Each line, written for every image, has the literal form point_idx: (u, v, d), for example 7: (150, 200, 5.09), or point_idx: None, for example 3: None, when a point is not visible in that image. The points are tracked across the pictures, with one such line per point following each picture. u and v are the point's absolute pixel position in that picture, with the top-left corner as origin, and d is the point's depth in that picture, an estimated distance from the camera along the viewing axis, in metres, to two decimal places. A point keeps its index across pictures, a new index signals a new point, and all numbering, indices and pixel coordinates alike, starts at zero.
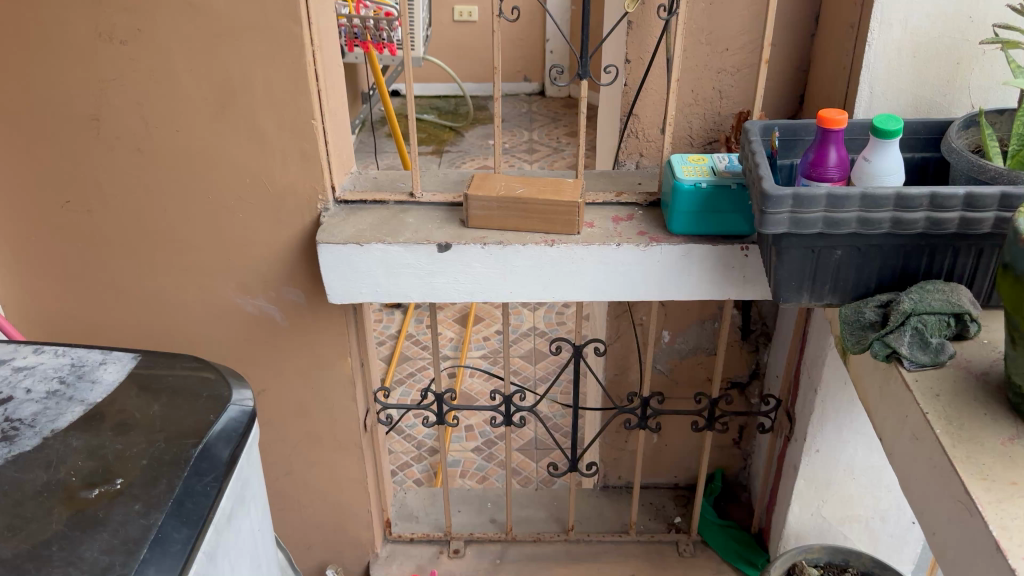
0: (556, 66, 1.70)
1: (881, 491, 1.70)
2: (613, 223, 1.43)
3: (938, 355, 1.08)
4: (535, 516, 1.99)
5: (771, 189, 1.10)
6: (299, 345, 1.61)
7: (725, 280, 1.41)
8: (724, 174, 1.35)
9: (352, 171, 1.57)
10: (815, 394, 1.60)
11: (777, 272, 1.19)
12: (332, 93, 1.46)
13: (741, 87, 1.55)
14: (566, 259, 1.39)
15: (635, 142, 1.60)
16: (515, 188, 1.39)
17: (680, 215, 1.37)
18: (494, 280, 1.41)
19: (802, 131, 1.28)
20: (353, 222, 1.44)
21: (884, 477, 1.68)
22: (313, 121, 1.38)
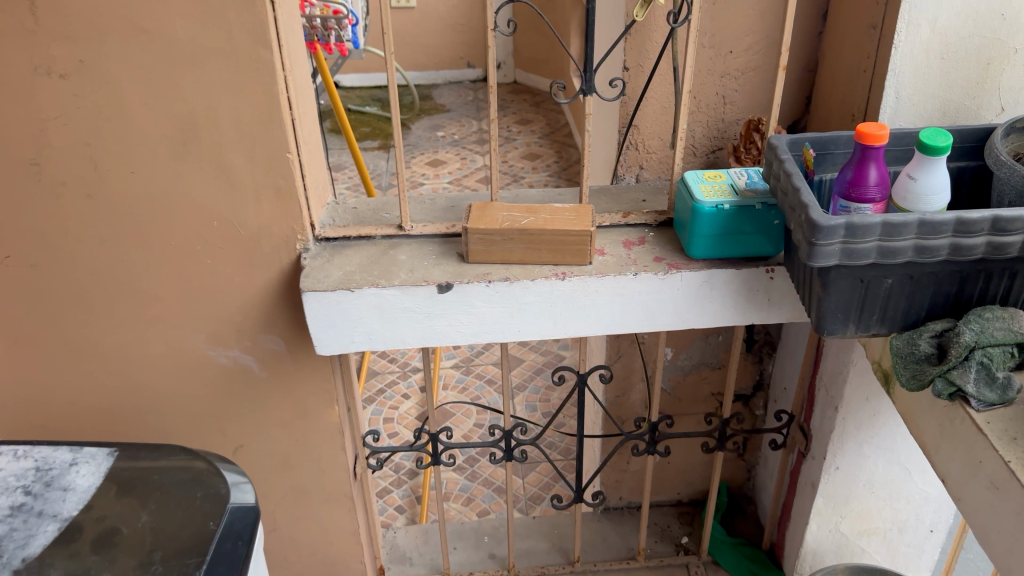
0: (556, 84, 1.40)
1: (900, 501, 1.63)
2: (625, 249, 1.32)
3: (1007, 391, 1.00)
4: (537, 547, 1.88)
5: (821, 218, 1.00)
6: (281, 396, 1.46)
7: (748, 304, 1.31)
8: (746, 192, 1.24)
9: (329, 202, 1.42)
10: (836, 412, 1.52)
11: (821, 305, 1.09)
12: (305, 119, 1.30)
13: (746, 91, 1.44)
14: (579, 293, 1.27)
15: (635, 154, 1.48)
16: (520, 217, 1.26)
17: (701, 239, 1.26)
18: (501, 320, 1.29)
19: (833, 143, 1.18)
20: (339, 263, 1.28)
21: (904, 489, 1.61)
22: (289, 154, 1.23)
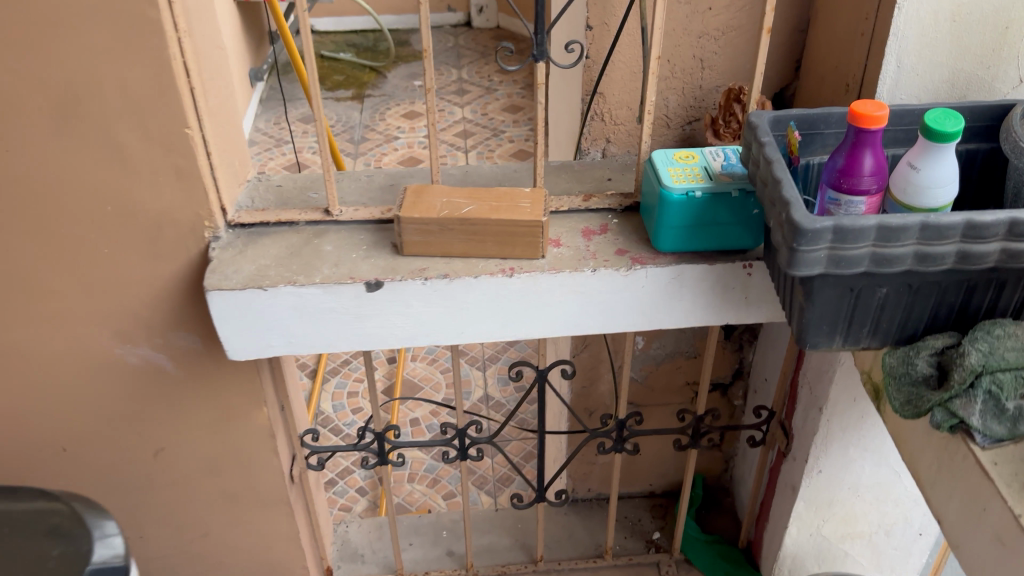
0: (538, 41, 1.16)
1: (886, 505, 1.49)
2: (584, 240, 1.15)
3: (1018, 425, 0.85)
4: (498, 544, 1.75)
5: (805, 220, 0.84)
6: (201, 397, 1.30)
7: (724, 303, 1.15)
8: (722, 177, 1.08)
9: (250, 180, 1.25)
10: (820, 413, 1.38)
11: (804, 316, 0.94)
12: (211, 85, 1.12)
13: (726, 54, 1.27)
14: (530, 291, 1.11)
15: (600, 126, 1.31)
16: (461, 204, 1.09)
17: (669, 231, 1.10)
18: (441, 322, 1.12)
19: (822, 121, 1.02)
20: (253, 254, 1.12)
21: (892, 491, 1.47)
22: (189, 129, 1.05)
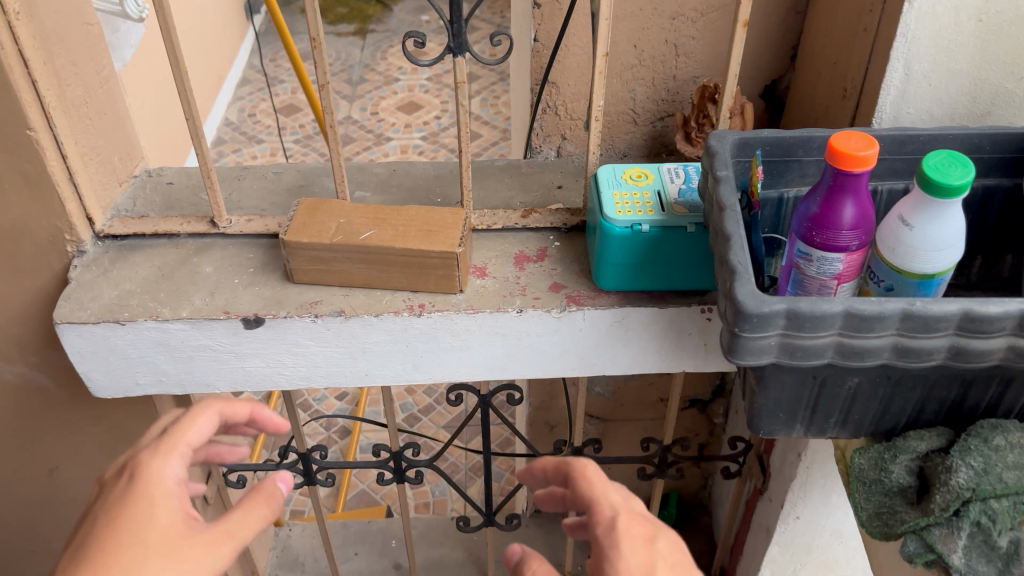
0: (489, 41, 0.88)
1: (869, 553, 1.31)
2: (515, 269, 0.96)
3: (1009, 567, 0.69)
4: (450, 558, 1.61)
5: (751, 303, 0.64)
6: (91, 417, 1.16)
7: (680, 351, 0.96)
8: (676, 207, 0.88)
9: (137, 177, 1.07)
10: (798, 458, 1.19)
11: (756, 403, 0.75)
12: (71, 72, 0.93)
13: (706, 39, 1.05)
14: (443, 332, 0.93)
15: (554, 120, 1.11)
16: (360, 228, 0.91)
17: (611, 268, 0.90)
18: (339, 362, 0.95)
19: (800, 146, 0.82)
20: (121, 275, 0.94)
21: None
22: (31, 131, 0.87)
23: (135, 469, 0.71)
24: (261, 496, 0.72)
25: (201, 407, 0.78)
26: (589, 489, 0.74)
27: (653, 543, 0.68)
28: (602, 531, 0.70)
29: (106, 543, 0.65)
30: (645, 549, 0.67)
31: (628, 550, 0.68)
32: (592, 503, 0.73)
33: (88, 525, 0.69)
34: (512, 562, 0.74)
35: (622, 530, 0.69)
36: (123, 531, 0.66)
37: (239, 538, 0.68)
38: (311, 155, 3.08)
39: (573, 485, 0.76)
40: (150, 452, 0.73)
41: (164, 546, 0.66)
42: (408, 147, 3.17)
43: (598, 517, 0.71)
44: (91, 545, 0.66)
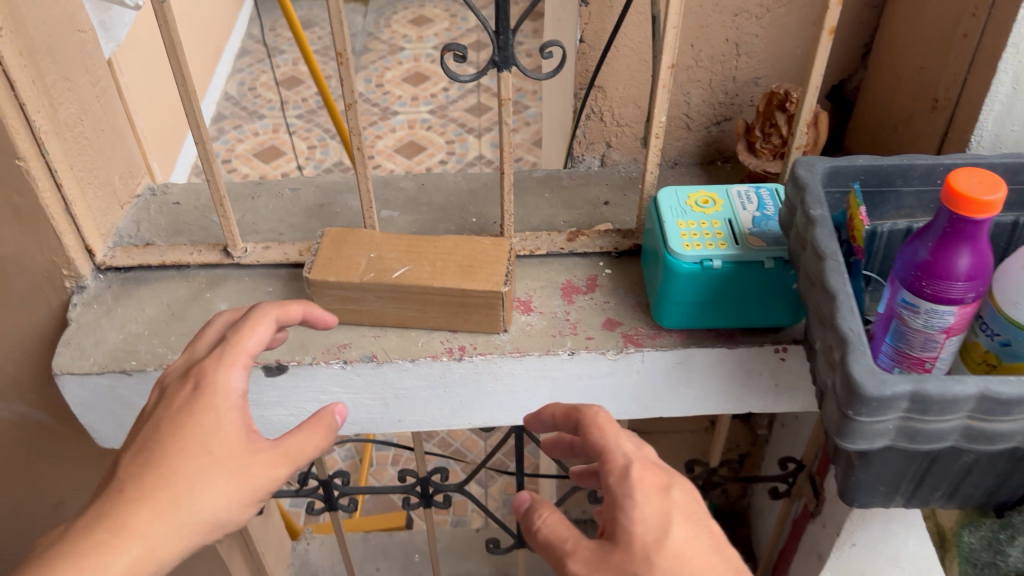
0: (542, 52, 0.77)
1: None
2: (563, 302, 0.87)
3: None
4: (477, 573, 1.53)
5: (872, 385, 0.55)
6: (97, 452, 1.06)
7: (748, 393, 0.86)
8: (750, 239, 0.78)
9: (140, 198, 0.97)
10: None
11: (851, 476, 0.67)
12: (64, 89, 0.82)
13: (771, 36, 0.94)
14: (487, 376, 0.83)
15: (598, 127, 1.00)
16: (392, 264, 0.81)
17: (675, 306, 0.81)
18: (370, 408, 0.86)
19: (898, 176, 0.72)
20: (125, 315, 0.85)
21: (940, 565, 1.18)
22: (21, 160, 0.76)
23: (202, 378, 0.60)
24: (319, 426, 0.62)
25: (261, 311, 0.65)
26: (597, 433, 0.62)
27: (670, 493, 0.57)
28: (614, 482, 0.58)
29: (173, 453, 0.57)
30: (661, 502, 0.57)
31: (642, 500, 0.57)
32: (602, 450, 0.61)
33: (143, 427, 0.60)
34: (521, 510, 0.63)
35: (637, 481, 0.57)
36: (188, 442, 0.58)
37: (297, 464, 0.60)
38: (315, 131, 2.96)
39: (581, 430, 0.63)
40: (213, 360, 0.62)
41: (228, 462, 0.58)
42: (416, 122, 3.05)
43: (607, 461, 0.60)
44: (152, 453, 0.58)
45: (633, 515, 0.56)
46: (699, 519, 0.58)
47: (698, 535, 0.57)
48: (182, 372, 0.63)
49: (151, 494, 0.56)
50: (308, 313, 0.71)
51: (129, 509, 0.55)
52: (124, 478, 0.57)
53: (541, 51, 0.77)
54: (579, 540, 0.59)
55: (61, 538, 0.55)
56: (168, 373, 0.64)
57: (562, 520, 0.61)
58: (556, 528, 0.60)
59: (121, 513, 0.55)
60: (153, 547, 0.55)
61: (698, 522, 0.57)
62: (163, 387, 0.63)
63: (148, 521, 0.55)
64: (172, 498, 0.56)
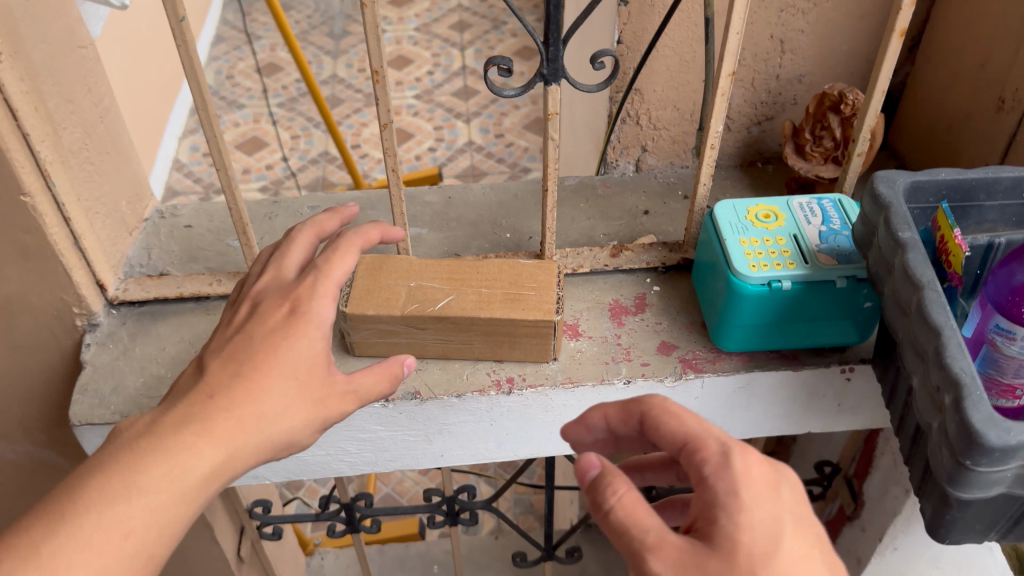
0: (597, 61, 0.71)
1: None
2: (613, 325, 0.81)
3: None
4: None
5: (995, 436, 0.51)
6: None
7: (809, 412, 0.82)
8: (820, 257, 0.73)
9: (148, 223, 0.91)
10: (905, 492, 1.04)
11: (947, 515, 0.63)
12: (67, 113, 0.75)
13: (818, 31, 0.89)
14: (537, 408, 0.78)
15: (634, 131, 0.95)
16: (434, 294, 0.75)
17: (738, 329, 0.76)
18: (412, 444, 0.81)
19: (982, 190, 0.67)
20: (144, 354, 0.79)
21: None
22: (27, 196, 0.69)
23: (298, 307, 0.62)
24: (386, 372, 0.65)
25: (349, 240, 0.66)
26: (674, 422, 0.49)
27: (780, 493, 0.45)
28: (710, 474, 0.45)
29: (264, 370, 0.59)
30: (776, 504, 0.44)
31: (750, 501, 0.44)
32: (687, 438, 0.48)
33: (232, 339, 0.62)
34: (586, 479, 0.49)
35: (741, 473, 0.45)
36: (278, 364, 0.59)
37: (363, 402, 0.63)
38: (298, 120, 2.87)
39: (651, 415, 0.50)
40: (307, 288, 0.63)
41: (310, 389, 0.60)
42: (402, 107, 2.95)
43: (696, 451, 0.47)
44: (243, 367, 0.59)
45: (741, 517, 0.44)
46: (808, 525, 0.46)
47: (810, 550, 0.45)
48: (274, 292, 0.64)
49: (239, 407, 0.57)
50: (385, 236, 0.71)
51: (219, 414, 0.57)
52: (214, 384, 0.59)
53: (595, 58, 0.70)
54: (665, 532, 0.44)
55: (148, 432, 0.55)
56: (257, 288, 0.66)
57: (641, 503, 0.46)
58: (635, 512, 0.46)
59: (212, 417, 0.56)
60: (232, 454, 0.57)
61: (809, 531, 0.46)
62: (253, 303, 0.64)
63: (236, 430, 0.57)
64: (256, 412, 0.58)
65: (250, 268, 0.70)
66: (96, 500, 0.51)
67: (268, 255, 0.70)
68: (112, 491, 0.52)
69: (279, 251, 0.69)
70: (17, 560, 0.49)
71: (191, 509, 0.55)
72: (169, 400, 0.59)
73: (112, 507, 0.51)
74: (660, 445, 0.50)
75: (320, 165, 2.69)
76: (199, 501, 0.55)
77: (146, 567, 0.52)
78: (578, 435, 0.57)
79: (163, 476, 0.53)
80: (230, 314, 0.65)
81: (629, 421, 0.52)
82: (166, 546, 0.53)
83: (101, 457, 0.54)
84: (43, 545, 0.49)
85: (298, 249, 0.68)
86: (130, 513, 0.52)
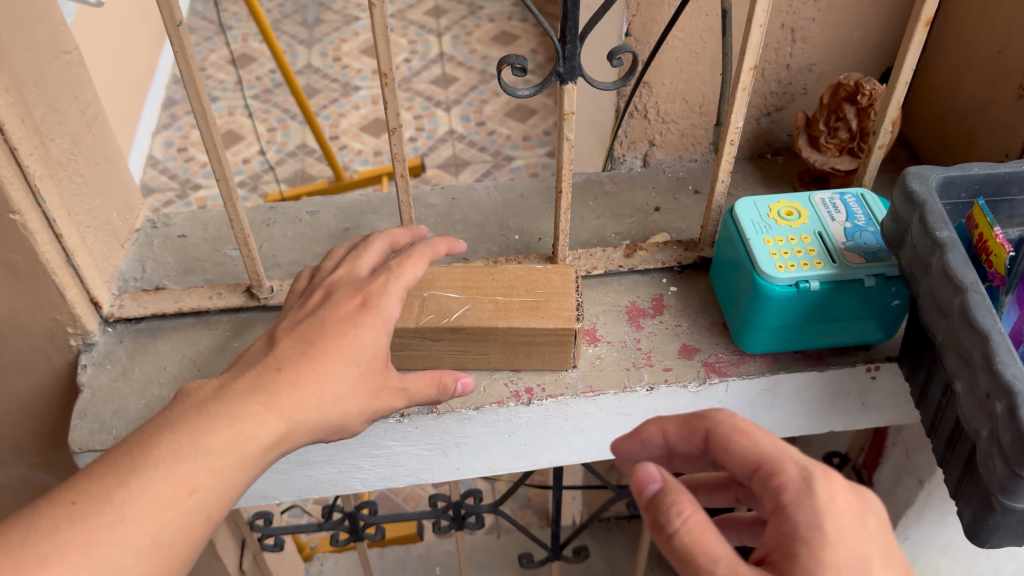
0: (614, 59, 0.68)
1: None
2: (631, 329, 0.79)
3: None
4: None
5: None
6: None
7: (832, 412, 0.81)
8: (848, 256, 0.70)
9: (140, 235, 0.87)
10: (919, 485, 1.00)
11: (990, 520, 0.61)
12: (54, 123, 0.71)
13: (830, 19, 0.87)
14: (558, 418, 0.76)
15: (642, 125, 0.92)
16: (448, 304, 0.72)
17: (764, 331, 0.73)
18: (427, 458, 0.78)
19: (1015, 184, 0.65)
20: (144, 374, 0.75)
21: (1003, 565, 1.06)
22: (16, 215, 0.65)
23: (371, 301, 0.61)
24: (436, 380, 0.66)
25: (426, 251, 0.65)
26: (746, 441, 0.49)
27: (863, 521, 0.45)
28: (789, 500, 0.45)
29: (331, 353, 0.59)
30: (861, 537, 0.44)
31: (834, 531, 0.44)
32: (763, 460, 0.47)
33: (300, 323, 0.61)
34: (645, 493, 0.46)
35: (824, 499, 0.44)
36: (345, 349, 0.59)
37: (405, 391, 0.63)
38: (274, 112, 2.80)
39: (719, 435, 0.50)
40: (377, 284, 0.63)
41: (370, 378, 0.60)
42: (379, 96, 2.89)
43: (773, 474, 0.46)
44: (313, 345, 0.59)
45: (824, 549, 0.43)
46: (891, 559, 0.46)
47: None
48: (348, 283, 0.64)
49: (303, 381, 0.57)
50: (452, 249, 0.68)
51: (285, 389, 0.57)
52: (283, 356, 0.58)
53: (612, 55, 0.67)
54: (736, 563, 0.42)
55: (214, 398, 0.56)
56: (331, 279, 0.64)
57: (707, 527, 0.44)
58: (703, 537, 0.43)
59: (278, 391, 0.56)
60: (292, 429, 0.57)
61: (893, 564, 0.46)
62: (326, 292, 0.63)
63: (299, 406, 0.57)
64: (318, 390, 0.57)
65: (323, 261, 0.68)
66: (165, 456, 0.51)
67: (343, 252, 0.69)
68: (179, 448, 0.52)
69: (353, 251, 0.67)
70: (87, 505, 0.49)
71: (249, 475, 0.55)
72: (236, 367, 0.59)
73: (180, 465, 0.51)
74: (727, 467, 0.50)
75: (299, 158, 2.64)
76: (257, 468, 0.55)
77: (203, 526, 0.52)
78: (631, 447, 0.56)
79: (227, 441, 0.53)
80: (300, 301, 0.64)
81: (693, 435, 0.52)
82: (222, 509, 0.53)
83: (169, 415, 0.54)
84: (113, 493, 0.49)
85: (372, 254, 0.67)
86: (195, 472, 0.52)
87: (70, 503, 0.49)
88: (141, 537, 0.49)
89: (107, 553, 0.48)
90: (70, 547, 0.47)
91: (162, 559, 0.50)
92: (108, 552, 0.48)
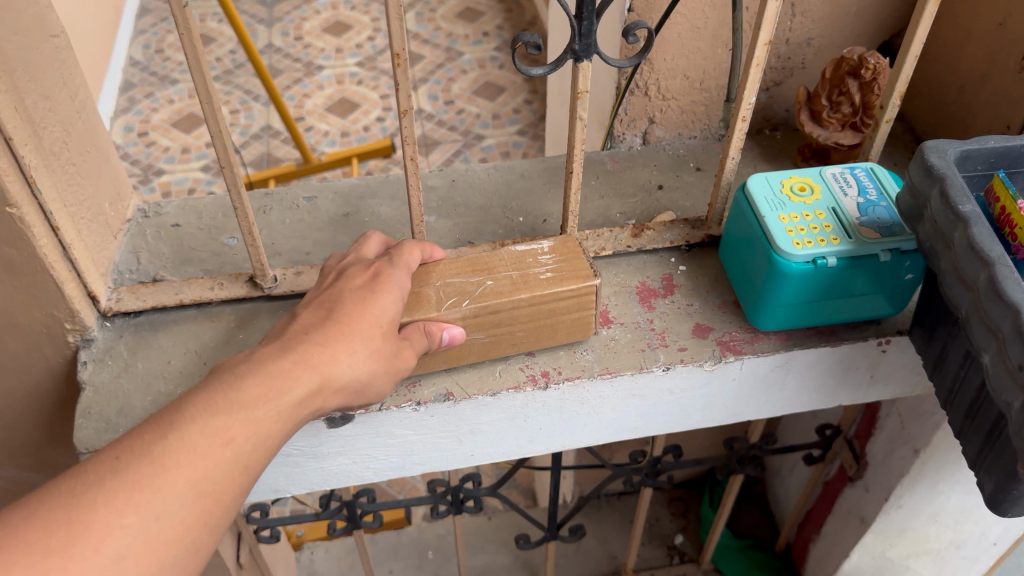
0: (630, 37, 0.66)
1: (982, 559, 1.12)
2: (642, 309, 0.78)
3: None
4: (496, 563, 1.46)
5: None
6: None
7: (842, 385, 0.81)
8: (865, 231, 0.70)
9: (131, 227, 0.84)
10: (914, 454, 0.97)
11: (1013, 490, 0.61)
12: (46, 112, 0.68)
13: None
14: (573, 402, 0.75)
15: (642, 103, 0.91)
16: (467, 285, 0.70)
17: (781, 309, 0.73)
18: (442, 446, 0.77)
19: None
20: (146, 368, 0.73)
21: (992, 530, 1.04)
22: (12, 208, 0.62)
23: (383, 272, 0.63)
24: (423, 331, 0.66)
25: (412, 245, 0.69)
26: None
27: None
28: None
29: (357, 319, 0.58)
30: None
31: None
32: None
33: (320, 295, 0.62)
34: None
35: None
36: (369, 312, 0.59)
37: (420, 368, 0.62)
38: (236, 94, 2.74)
39: None
40: (387, 263, 0.64)
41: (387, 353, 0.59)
42: (344, 75, 2.84)
43: None
44: (338, 312, 0.59)
45: None
46: None
47: None
48: (360, 263, 0.65)
49: (334, 341, 0.57)
50: (427, 254, 0.72)
51: (316, 349, 0.56)
52: (310, 325, 0.58)
53: (630, 34, 0.66)
54: None
55: (245, 360, 0.54)
56: (344, 263, 0.65)
57: None
58: None
59: (309, 351, 0.55)
60: (325, 386, 0.55)
61: None
62: (338, 272, 0.64)
63: (333, 365, 0.56)
64: (349, 351, 0.57)
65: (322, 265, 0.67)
66: (200, 412, 0.50)
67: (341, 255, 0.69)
68: (214, 404, 0.51)
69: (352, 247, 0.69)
70: (129, 458, 0.47)
71: (284, 429, 0.54)
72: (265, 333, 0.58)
73: (215, 418, 0.50)
74: None
75: (264, 140, 2.58)
76: (292, 424, 0.54)
77: (242, 477, 0.51)
78: None
79: (260, 396, 0.52)
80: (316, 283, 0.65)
81: None
82: (259, 461, 0.52)
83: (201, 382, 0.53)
84: (152, 445, 0.48)
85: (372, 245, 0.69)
86: (231, 424, 0.51)
87: (112, 458, 0.47)
88: (184, 484, 0.48)
89: (152, 499, 0.47)
90: (116, 493, 0.46)
91: (202, 508, 0.49)
92: (154, 499, 0.47)
